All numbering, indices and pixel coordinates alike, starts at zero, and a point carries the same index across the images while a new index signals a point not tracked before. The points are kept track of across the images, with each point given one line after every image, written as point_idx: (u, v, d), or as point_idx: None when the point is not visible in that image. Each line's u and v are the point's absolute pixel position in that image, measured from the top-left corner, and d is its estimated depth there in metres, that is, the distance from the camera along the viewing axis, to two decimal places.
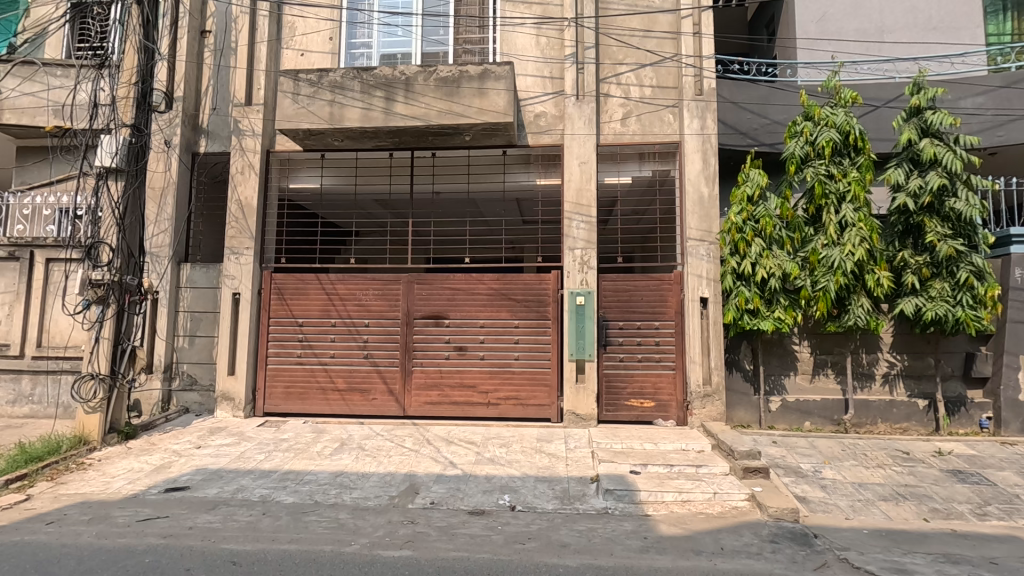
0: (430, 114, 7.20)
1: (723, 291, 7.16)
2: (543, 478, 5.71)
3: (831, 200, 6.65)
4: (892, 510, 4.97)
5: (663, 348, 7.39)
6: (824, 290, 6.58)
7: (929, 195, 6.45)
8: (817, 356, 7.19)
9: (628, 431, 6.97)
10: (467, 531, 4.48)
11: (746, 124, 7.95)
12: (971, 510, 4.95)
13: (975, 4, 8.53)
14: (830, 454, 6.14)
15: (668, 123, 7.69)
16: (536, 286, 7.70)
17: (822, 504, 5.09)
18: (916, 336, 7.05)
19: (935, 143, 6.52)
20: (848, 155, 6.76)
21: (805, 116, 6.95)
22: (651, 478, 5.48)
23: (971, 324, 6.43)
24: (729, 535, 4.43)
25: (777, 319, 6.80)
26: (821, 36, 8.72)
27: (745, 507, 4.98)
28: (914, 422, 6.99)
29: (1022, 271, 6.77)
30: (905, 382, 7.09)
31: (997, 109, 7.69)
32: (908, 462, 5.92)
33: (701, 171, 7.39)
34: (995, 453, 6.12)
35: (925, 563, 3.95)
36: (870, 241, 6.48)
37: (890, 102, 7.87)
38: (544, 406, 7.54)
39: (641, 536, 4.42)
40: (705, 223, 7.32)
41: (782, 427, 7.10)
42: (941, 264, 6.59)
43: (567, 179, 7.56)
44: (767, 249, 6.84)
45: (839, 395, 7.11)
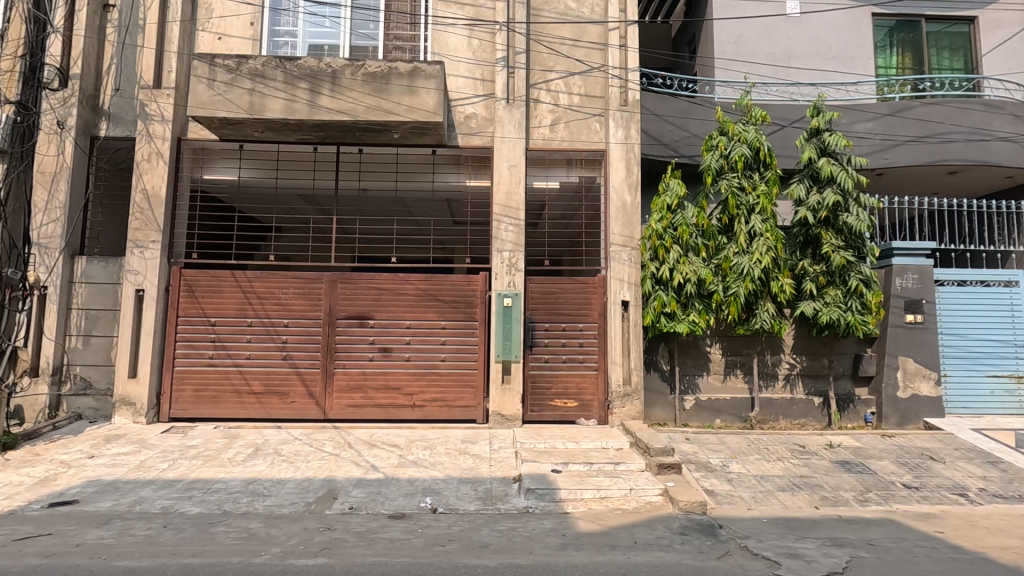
0: (357, 110, 7.03)
1: (644, 294, 7.47)
2: (466, 479, 5.71)
3: (742, 211, 7.11)
4: (789, 499, 5.38)
5: (586, 350, 7.60)
6: (734, 295, 7.02)
7: (826, 209, 7.04)
8: (727, 358, 7.66)
9: (551, 431, 7.10)
10: (387, 536, 4.40)
11: (668, 136, 8.33)
12: (854, 497, 5.46)
13: (867, 38, 9.45)
14: (736, 449, 6.55)
15: (595, 131, 7.92)
16: (464, 287, 7.70)
17: (728, 497, 5.43)
18: (814, 339, 7.68)
19: (831, 162, 7.14)
20: (758, 170, 7.25)
21: (720, 130, 7.37)
22: (571, 476, 5.62)
23: (859, 328, 7.10)
24: (643, 529, 4.63)
25: (691, 322, 7.19)
26: (737, 57, 9.30)
27: (658, 501, 5.23)
28: (810, 418, 7.60)
29: (901, 281, 7.57)
30: (803, 381, 7.70)
31: (884, 134, 8.50)
32: (804, 455, 6.42)
33: (624, 179, 7.69)
34: (877, 445, 6.77)
35: (814, 547, 4.31)
36: (775, 251, 7.00)
37: (795, 122, 8.51)
38: (470, 407, 7.55)
39: (560, 533, 4.53)
40: (628, 229, 7.62)
41: (695, 425, 7.50)
42: (835, 273, 7.22)
43: (497, 182, 7.62)
44: (684, 256, 7.21)
45: (746, 394, 7.62)
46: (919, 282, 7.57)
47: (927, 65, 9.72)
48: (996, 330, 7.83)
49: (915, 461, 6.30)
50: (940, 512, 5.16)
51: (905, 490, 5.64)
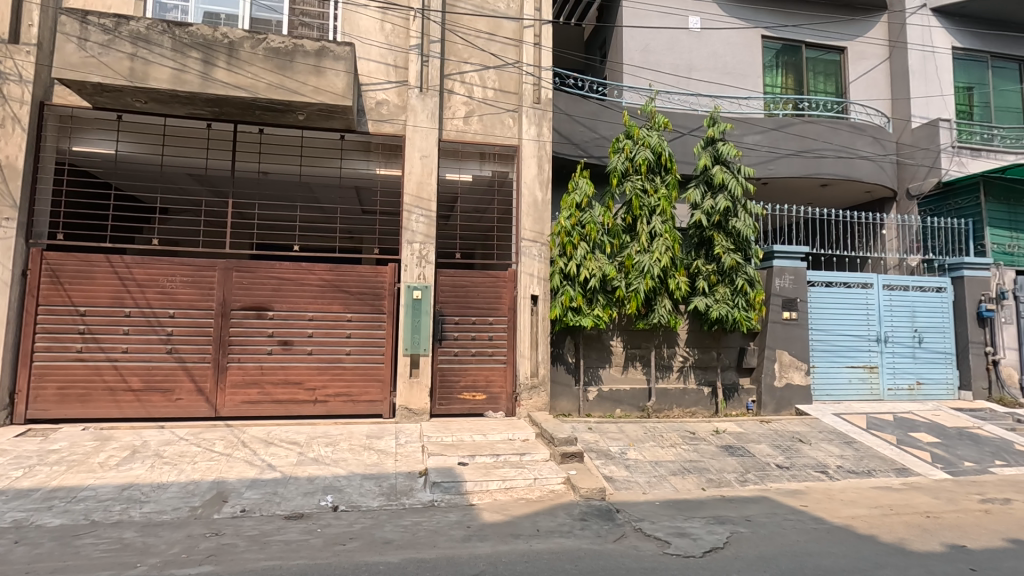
0: (258, 87, 6.57)
1: (552, 289, 7.67)
2: (370, 475, 5.57)
3: (644, 212, 7.50)
4: (679, 483, 5.79)
5: (495, 343, 7.66)
6: (635, 291, 7.40)
7: (718, 214, 7.60)
8: (628, 350, 8.07)
9: (459, 424, 7.09)
10: (282, 538, 4.18)
11: (578, 136, 8.58)
12: (735, 478, 5.98)
13: (757, 57, 10.32)
14: (634, 437, 6.92)
15: (508, 127, 7.97)
16: (372, 278, 7.48)
17: (625, 482, 5.73)
18: (705, 333, 8.28)
19: (724, 170, 7.73)
20: (659, 174, 7.68)
21: (626, 134, 7.72)
22: (477, 468, 5.66)
23: (744, 323, 7.76)
24: (546, 517, 4.76)
25: (595, 316, 7.48)
26: (644, 64, 9.77)
27: (561, 490, 5.42)
28: (700, 406, 8.19)
29: (780, 281, 8.36)
30: (694, 372, 8.27)
31: (769, 147, 9.31)
32: (693, 441, 6.92)
33: (536, 176, 7.84)
34: (756, 430, 7.44)
35: (700, 525, 4.66)
36: (673, 250, 7.46)
37: (693, 130, 9.09)
38: (376, 402, 7.34)
39: (465, 525, 4.55)
40: (538, 225, 7.78)
41: (598, 415, 7.84)
42: (725, 273, 7.82)
43: (408, 172, 7.48)
44: (591, 252, 7.47)
45: (644, 385, 8.07)
46: (794, 282, 8.40)
47: (806, 87, 10.77)
48: (854, 326, 8.88)
49: (787, 443, 7.00)
50: (805, 488, 5.79)
51: (778, 469, 6.26)
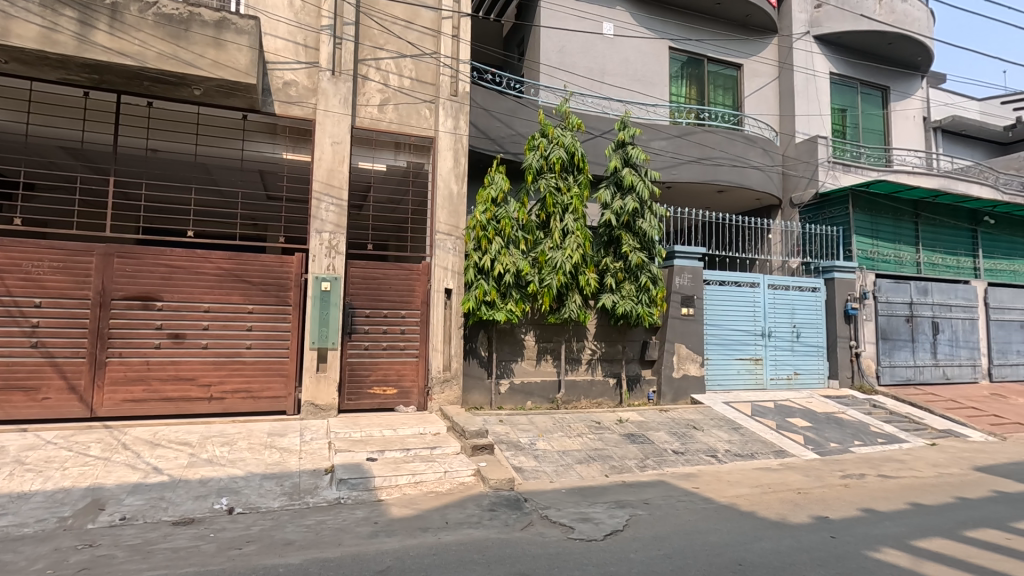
0: (146, 55, 6.00)
1: (466, 282, 7.66)
2: (271, 475, 5.29)
3: (557, 210, 7.71)
4: (585, 470, 6.04)
5: (408, 336, 7.55)
6: (548, 286, 7.59)
7: (626, 214, 7.97)
8: (540, 344, 8.27)
9: (368, 419, 6.92)
10: (168, 545, 3.88)
11: (495, 131, 8.63)
12: (636, 464, 6.34)
13: (665, 67, 10.92)
14: (543, 428, 7.12)
15: (424, 118, 7.86)
16: (276, 268, 7.09)
17: (533, 472, 5.89)
18: (611, 327, 8.67)
19: (632, 173, 8.10)
20: (572, 174, 7.91)
21: (542, 132, 7.88)
22: (386, 463, 5.57)
23: (647, 318, 8.21)
24: (454, 509, 4.79)
25: (508, 311, 7.58)
26: (559, 65, 10.01)
27: (470, 482, 5.47)
28: (606, 397, 8.57)
29: (680, 279, 8.94)
30: (601, 365, 8.64)
31: (673, 153, 9.89)
32: (599, 430, 7.23)
33: (452, 169, 7.80)
34: (656, 418, 7.92)
35: (602, 510, 4.89)
36: (584, 248, 7.72)
37: (605, 133, 9.43)
38: (279, 398, 6.98)
39: (372, 521, 4.47)
40: (453, 218, 7.76)
41: (509, 407, 7.98)
42: (631, 271, 8.22)
43: (318, 158, 7.17)
44: (505, 248, 7.55)
45: (554, 377, 8.32)
46: (692, 281, 9.03)
47: (707, 98, 11.53)
48: (743, 321, 9.68)
49: (682, 430, 7.51)
50: (697, 471, 6.26)
51: (674, 455, 6.71)
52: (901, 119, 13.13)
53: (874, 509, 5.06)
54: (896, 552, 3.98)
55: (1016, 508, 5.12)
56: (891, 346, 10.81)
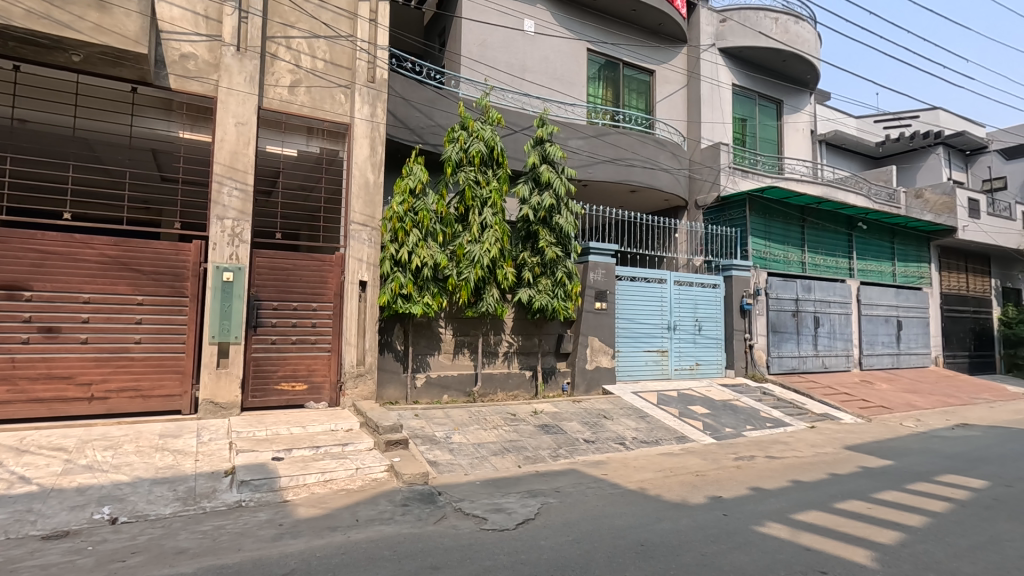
0: (13, 13, 5.32)
1: (381, 275, 7.47)
2: (162, 480, 4.90)
3: (476, 203, 7.72)
4: (499, 462, 6.12)
5: (319, 330, 7.26)
6: (466, 280, 7.58)
7: (543, 210, 8.12)
8: (457, 338, 8.26)
9: (275, 417, 6.59)
10: (36, 563, 3.48)
11: (414, 121, 8.45)
12: (549, 454, 6.52)
13: (583, 68, 11.22)
14: (459, 422, 7.12)
15: (339, 103, 7.56)
16: (171, 256, 6.55)
17: (448, 465, 5.88)
18: (528, 321, 8.83)
19: (550, 170, 8.27)
20: (492, 167, 7.94)
21: (462, 125, 7.84)
22: (293, 462, 5.33)
23: (562, 312, 8.43)
24: (366, 506, 4.68)
25: (425, 304, 7.49)
26: (480, 59, 10.00)
27: (383, 477, 5.37)
28: (522, 389, 8.72)
29: (594, 275, 9.26)
30: (518, 358, 8.78)
31: (590, 152, 10.19)
32: (514, 422, 7.35)
33: (368, 157, 7.57)
34: (569, 409, 8.17)
35: (515, 500, 4.98)
36: (502, 242, 7.79)
37: (524, 129, 9.53)
38: (173, 397, 6.46)
39: (277, 524, 4.26)
40: (369, 209, 7.53)
41: (425, 401, 7.90)
42: (547, 266, 8.38)
43: (220, 139, 6.69)
44: (423, 240, 7.44)
45: (471, 370, 8.35)
46: (605, 276, 9.39)
47: (623, 101, 11.95)
48: (651, 315, 10.21)
49: (593, 420, 7.82)
50: (606, 459, 6.55)
51: (585, 444, 6.97)
52: (792, 131, 14.36)
53: (761, 487, 5.54)
54: (778, 526, 4.38)
55: (875, 481, 5.80)
56: (780, 338, 11.85)
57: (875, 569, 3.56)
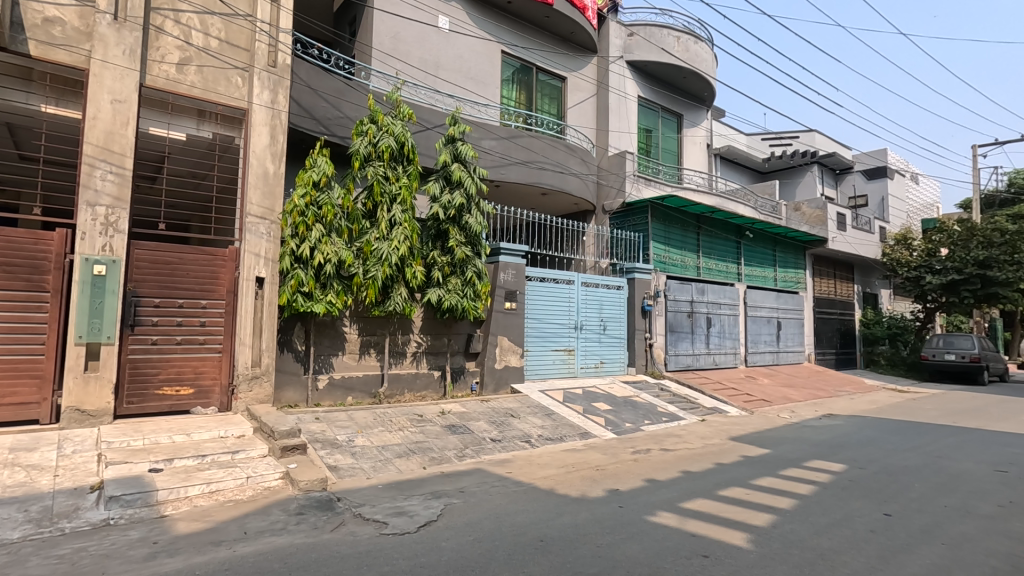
0: None
1: (281, 271, 7.06)
2: (10, 500, 4.31)
3: (385, 200, 7.52)
4: (403, 464, 6.00)
5: (208, 329, 6.73)
6: (372, 278, 7.37)
7: (454, 209, 8.05)
8: (363, 338, 8.01)
9: (155, 424, 6.02)
10: None
11: (319, 111, 8.09)
12: (455, 454, 6.50)
13: (496, 69, 11.29)
14: (363, 424, 6.89)
15: (235, 86, 7.06)
16: (28, 246, 5.80)
17: (349, 469, 5.67)
18: (438, 321, 8.75)
19: (462, 169, 8.23)
20: (402, 163, 7.76)
21: (371, 118, 7.62)
22: (174, 474, 4.90)
23: (471, 312, 8.42)
24: (256, 517, 4.40)
25: (329, 303, 7.18)
26: (392, 52, 9.77)
27: (277, 486, 5.09)
28: (430, 389, 8.63)
29: (504, 275, 9.36)
30: (426, 357, 8.68)
31: (502, 153, 10.28)
32: (421, 423, 7.24)
33: (267, 147, 7.13)
34: (477, 408, 8.20)
35: (418, 502, 4.91)
36: (411, 240, 7.64)
37: (437, 127, 9.44)
38: (29, 405, 5.71)
39: (150, 542, 3.89)
40: (268, 201, 7.09)
41: (327, 403, 7.59)
42: (457, 265, 8.33)
43: (92, 117, 6.00)
44: (327, 236, 7.13)
45: (377, 371, 8.13)
46: (515, 277, 9.51)
47: (535, 104, 12.15)
48: (559, 315, 10.49)
49: (501, 419, 7.90)
50: (511, 457, 6.64)
51: (492, 442, 7.03)
52: (690, 143, 15.35)
53: (655, 479, 5.87)
54: (667, 515, 4.66)
55: (754, 468, 6.35)
56: (676, 337, 12.64)
57: (749, 550, 3.89)
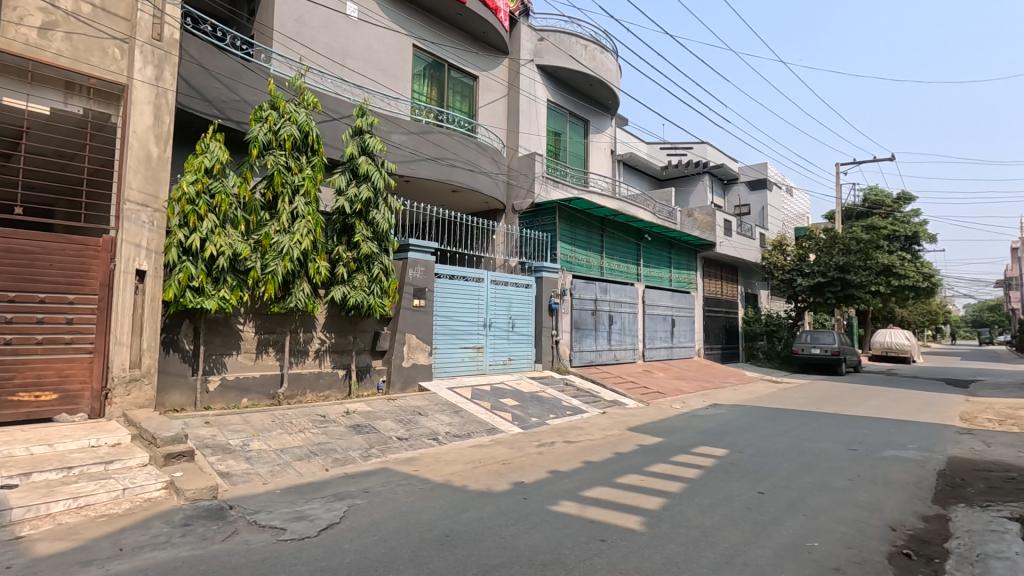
0: None
1: (166, 264, 6.49)
2: None
3: (286, 190, 7.15)
4: (304, 467, 5.77)
5: (77, 327, 6.02)
6: (271, 273, 6.98)
7: (360, 203, 7.83)
8: (260, 336, 7.58)
9: (8, 435, 5.32)
10: None
11: (212, 92, 7.52)
12: (359, 454, 6.34)
13: (407, 62, 11.11)
14: (259, 427, 6.52)
15: (112, 58, 6.38)
16: None
17: (243, 475, 5.34)
18: (343, 318, 8.48)
19: (369, 162, 8.01)
20: (305, 153, 7.42)
21: (271, 104, 7.20)
22: (33, 490, 4.36)
23: (378, 309, 8.23)
24: (134, 531, 4.04)
25: (221, 298, 6.69)
26: (296, 36, 9.32)
27: (159, 496, 4.71)
28: (334, 389, 8.33)
29: (413, 272, 9.25)
30: (331, 356, 8.38)
31: (412, 148, 10.14)
32: (323, 424, 6.98)
33: (151, 128, 6.53)
34: (383, 407, 8.04)
35: (319, 505, 4.74)
36: (315, 234, 7.34)
37: (343, 117, 9.14)
38: None
39: (3, 567, 3.44)
40: (150, 186, 6.50)
41: (219, 406, 7.08)
42: (363, 261, 8.09)
43: None
44: (220, 227, 6.63)
45: (276, 371, 7.72)
46: (424, 273, 9.43)
47: (447, 101, 12.09)
48: (469, 313, 10.54)
49: (408, 417, 7.81)
50: (418, 455, 6.59)
51: (398, 441, 6.93)
52: (596, 149, 16.04)
53: (558, 470, 6.11)
54: (569, 503, 4.87)
55: (648, 456, 6.79)
56: (581, 334, 13.16)
57: (642, 532, 4.17)
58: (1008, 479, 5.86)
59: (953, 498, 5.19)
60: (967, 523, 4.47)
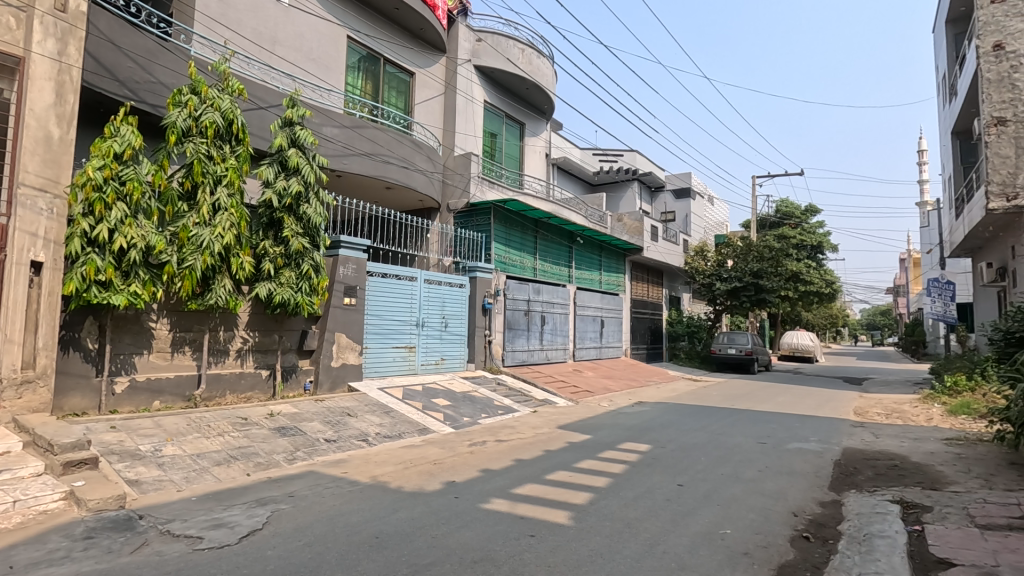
0: None
1: (67, 255, 5.96)
2: None
3: (207, 181, 6.76)
4: (223, 472, 5.49)
5: None
6: (189, 268, 6.59)
7: (289, 197, 7.54)
8: (175, 334, 7.14)
9: None
10: None
11: (124, 72, 6.99)
12: (284, 458, 6.10)
13: (341, 53, 10.79)
14: (173, 431, 6.12)
15: (5, 27, 5.77)
16: None
17: (154, 483, 5.01)
18: (267, 316, 8.14)
19: (300, 155, 7.74)
20: (228, 143, 7.06)
21: (192, 89, 6.79)
22: None
23: (306, 307, 7.96)
24: (27, 547, 3.69)
25: (132, 293, 6.23)
26: (220, 18, 8.85)
27: (57, 508, 4.33)
28: (256, 390, 7.96)
29: (343, 270, 9.01)
30: (253, 355, 8.03)
31: (345, 143, 9.86)
32: (245, 427, 6.66)
33: (52, 106, 5.99)
34: (310, 408, 7.78)
35: (240, 512, 4.54)
36: (237, 228, 7.01)
37: (272, 107, 8.76)
38: None
39: None
40: (50, 170, 5.95)
41: (127, 410, 6.58)
42: (291, 257, 7.79)
43: None
44: (131, 217, 6.17)
45: (193, 371, 7.30)
46: (356, 272, 9.21)
47: (382, 95, 11.85)
48: (400, 312, 10.38)
49: (336, 418, 7.59)
50: (346, 457, 6.44)
51: (325, 443, 6.74)
52: (531, 151, 16.27)
53: (489, 468, 6.17)
54: (499, 501, 4.94)
55: (576, 453, 6.99)
56: (513, 334, 13.30)
57: (569, 526, 4.31)
58: (892, 466, 6.55)
59: (846, 485, 5.73)
60: (857, 507, 4.96)
